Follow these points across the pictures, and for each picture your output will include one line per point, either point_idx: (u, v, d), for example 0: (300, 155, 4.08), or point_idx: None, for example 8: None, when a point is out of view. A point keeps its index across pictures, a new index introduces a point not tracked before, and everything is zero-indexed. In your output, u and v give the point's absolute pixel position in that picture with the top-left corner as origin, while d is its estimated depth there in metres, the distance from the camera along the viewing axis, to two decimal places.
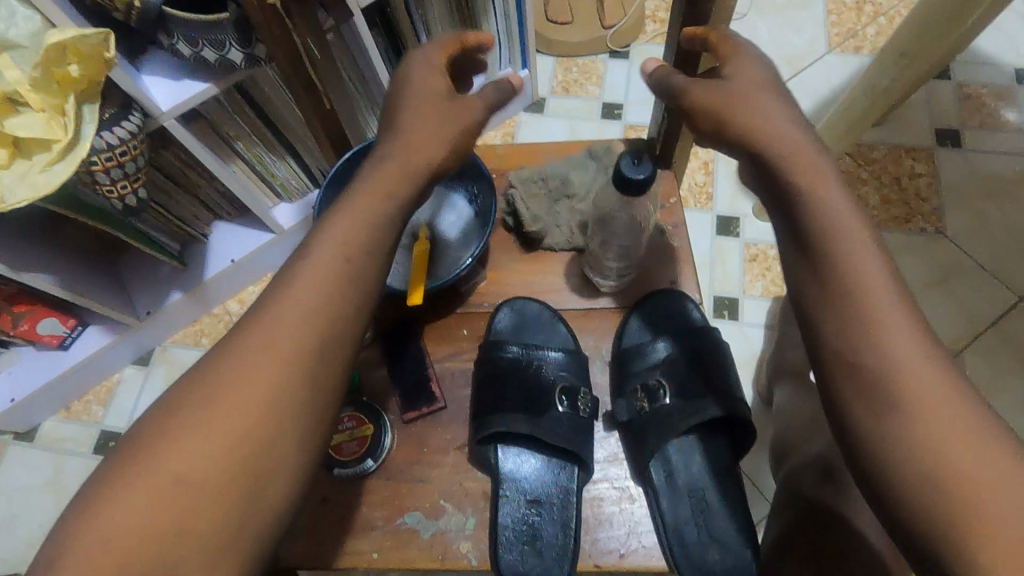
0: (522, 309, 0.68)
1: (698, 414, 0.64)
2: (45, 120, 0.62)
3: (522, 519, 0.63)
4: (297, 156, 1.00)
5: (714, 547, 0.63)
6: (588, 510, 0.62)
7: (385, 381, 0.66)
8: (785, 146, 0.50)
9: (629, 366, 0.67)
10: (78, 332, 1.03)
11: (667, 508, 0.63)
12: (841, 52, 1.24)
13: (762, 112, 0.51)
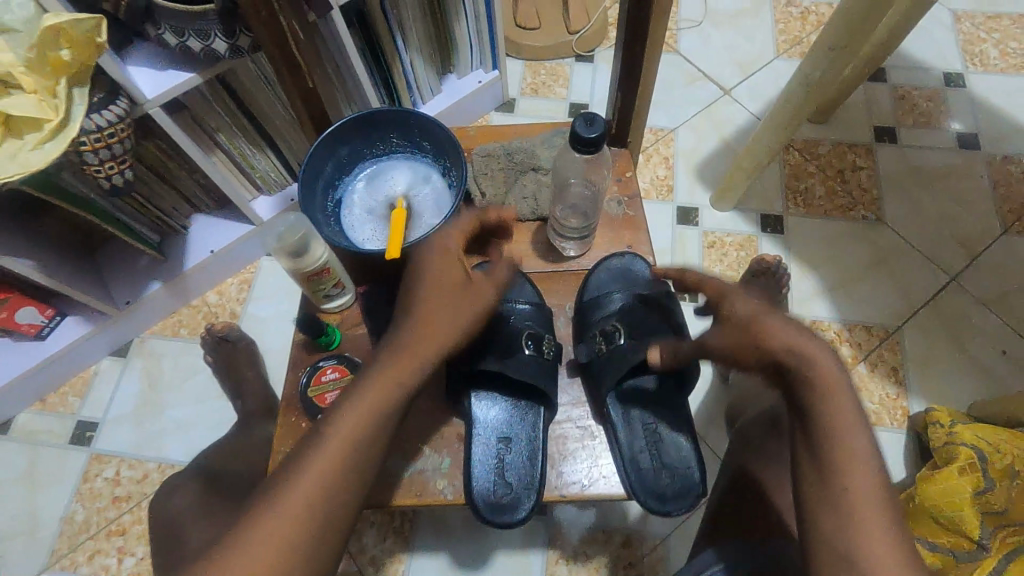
0: None
1: (648, 348, 0.67)
2: (37, 101, 0.65)
3: (493, 456, 0.67)
4: (275, 148, 1.04)
5: (667, 474, 0.68)
6: (554, 447, 0.68)
7: None
8: (797, 359, 0.55)
9: (589, 318, 0.72)
10: (55, 322, 1.04)
11: (625, 441, 0.68)
12: (789, 58, 1.33)
13: (781, 336, 0.56)
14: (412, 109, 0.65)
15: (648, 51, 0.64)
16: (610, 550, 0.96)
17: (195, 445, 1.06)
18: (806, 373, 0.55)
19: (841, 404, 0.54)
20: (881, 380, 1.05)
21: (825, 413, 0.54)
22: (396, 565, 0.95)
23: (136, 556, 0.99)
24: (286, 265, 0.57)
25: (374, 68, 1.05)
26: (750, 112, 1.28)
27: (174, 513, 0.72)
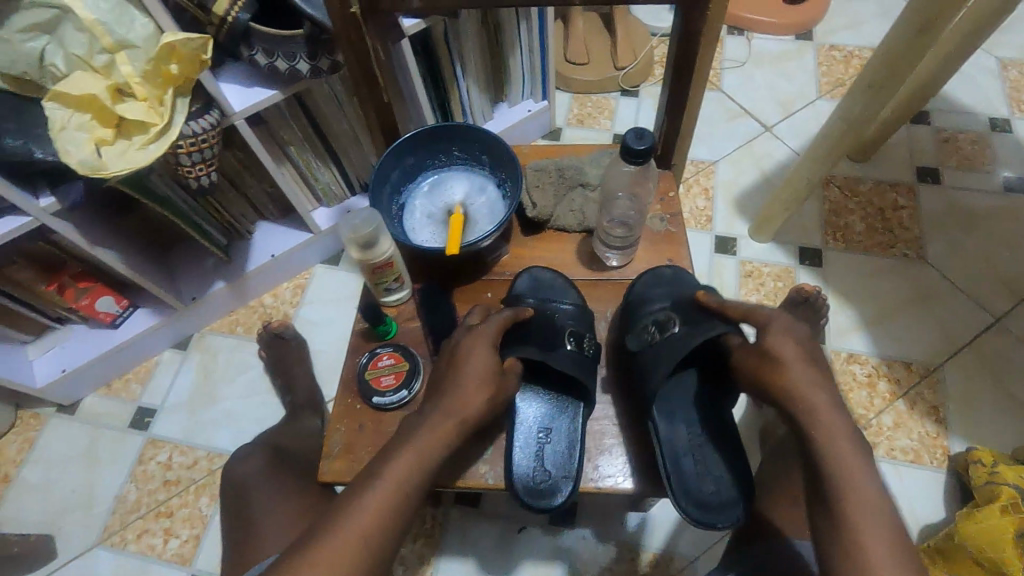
0: (540, 275, 0.75)
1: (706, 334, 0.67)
2: (146, 107, 0.75)
3: (532, 447, 0.70)
4: (339, 162, 1.13)
5: (709, 482, 0.67)
6: (591, 442, 0.71)
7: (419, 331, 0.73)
8: (803, 404, 0.61)
9: (639, 313, 0.73)
10: (128, 313, 1.13)
11: (669, 442, 0.68)
12: (831, 98, 1.37)
13: (793, 377, 0.62)
14: (475, 126, 0.71)
15: (694, 79, 0.69)
16: (637, 569, 0.96)
17: (242, 436, 1.12)
18: (811, 410, 0.60)
19: (846, 442, 0.58)
20: (920, 418, 1.03)
21: (829, 453, 0.58)
22: (424, 567, 0.98)
23: (181, 538, 1.04)
24: (355, 256, 0.63)
25: (434, 93, 1.13)
26: (790, 148, 1.31)
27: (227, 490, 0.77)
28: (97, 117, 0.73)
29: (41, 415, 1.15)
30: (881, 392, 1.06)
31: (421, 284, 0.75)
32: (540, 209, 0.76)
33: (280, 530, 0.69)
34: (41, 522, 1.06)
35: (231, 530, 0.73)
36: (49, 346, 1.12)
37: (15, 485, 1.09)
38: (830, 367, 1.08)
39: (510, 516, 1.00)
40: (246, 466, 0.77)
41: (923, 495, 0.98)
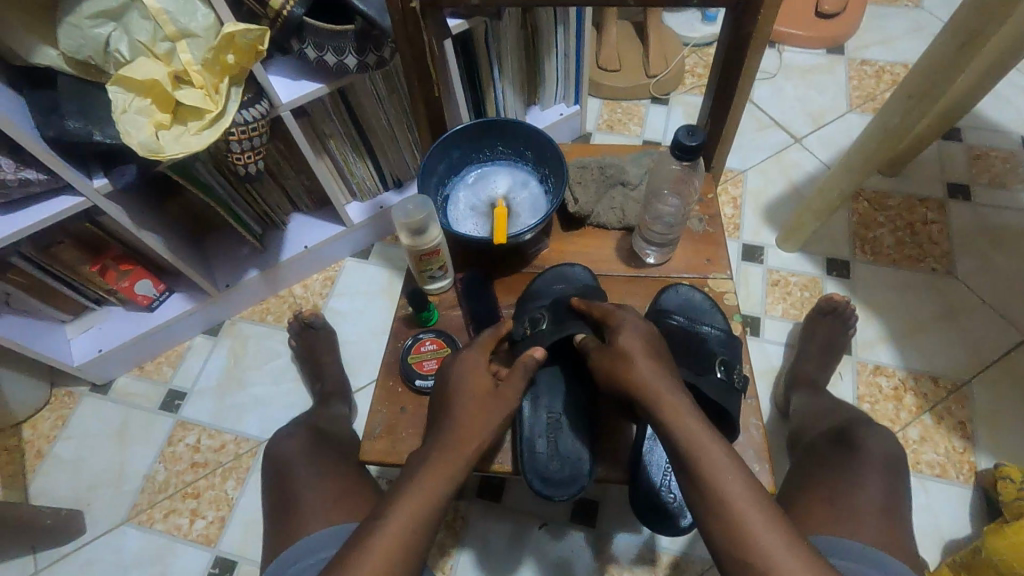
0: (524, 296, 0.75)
1: (563, 333, 0.66)
2: (203, 94, 0.77)
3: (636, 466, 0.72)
4: (375, 158, 1.15)
5: (554, 463, 0.69)
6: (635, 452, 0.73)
7: (459, 319, 0.75)
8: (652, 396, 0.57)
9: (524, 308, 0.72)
10: (164, 297, 1.16)
11: (530, 419, 0.72)
12: (861, 112, 1.37)
13: (639, 374, 0.58)
14: (521, 122, 0.74)
15: (738, 81, 0.71)
16: (658, 572, 0.96)
17: (270, 422, 1.14)
18: (656, 402, 0.56)
19: (689, 419, 0.55)
20: (947, 432, 1.03)
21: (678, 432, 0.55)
22: (446, 560, 0.98)
23: (206, 519, 1.06)
24: (406, 242, 0.66)
25: (471, 93, 1.15)
26: (820, 160, 1.31)
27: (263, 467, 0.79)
28: (157, 102, 0.76)
29: (74, 392, 1.18)
30: (907, 405, 1.05)
31: (463, 273, 0.76)
32: (581, 204, 0.78)
33: (316, 508, 0.71)
34: (71, 496, 1.09)
35: (269, 506, 0.74)
36: (87, 326, 1.15)
37: (48, 460, 1.12)
38: (856, 377, 1.08)
39: (532, 512, 1.01)
40: (283, 446, 0.80)
41: (948, 510, 0.97)
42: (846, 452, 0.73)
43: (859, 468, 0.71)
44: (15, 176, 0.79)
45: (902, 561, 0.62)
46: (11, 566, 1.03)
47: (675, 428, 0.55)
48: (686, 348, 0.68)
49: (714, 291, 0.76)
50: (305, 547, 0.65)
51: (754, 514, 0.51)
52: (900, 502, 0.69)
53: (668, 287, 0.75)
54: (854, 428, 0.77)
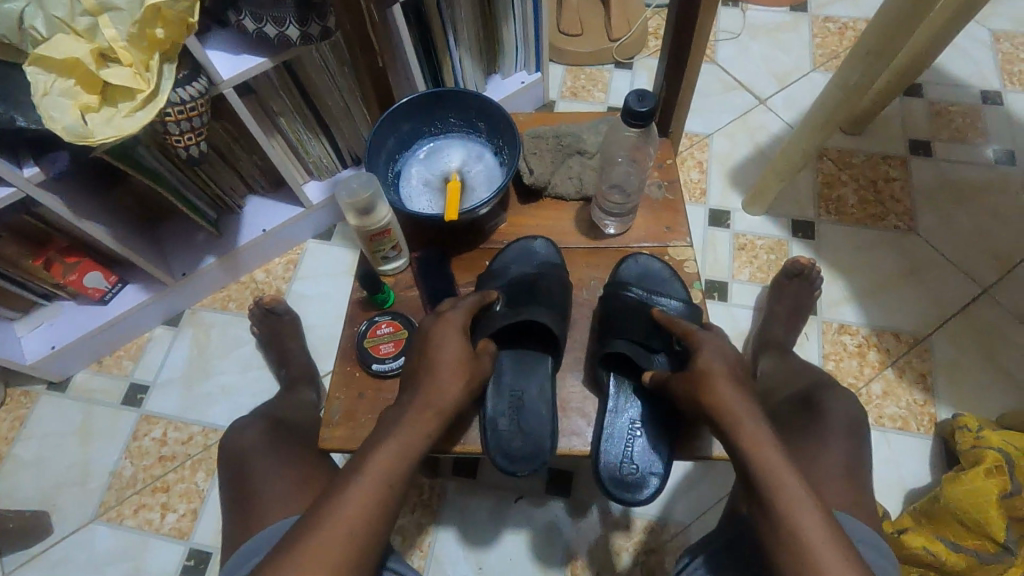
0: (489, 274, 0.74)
1: (515, 317, 0.65)
2: (132, 73, 0.72)
3: (615, 440, 0.68)
4: (330, 135, 1.11)
5: (519, 437, 0.67)
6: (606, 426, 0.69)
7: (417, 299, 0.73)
8: (727, 419, 0.58)
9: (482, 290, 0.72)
10: (117, 288, 1.11)
11: (490, 399, 0.69)
12: (825, 70, 1.36)
13: (720, 397, 0.59)
14: (472, 92, 0.71)
15: (693, 42, 0.69)
16: (633, 537, 0.98)
17: (238, 412, 1.12)
18: (723, 411, 0.58)
19: (749, 423, 0.57)
20: (909, 386, 1.05)
21: (737, 435, 0.57)
22: (423, 538, 0.99)
23: (178, 512, 1.04)
24: (354, 222, 0.63)
25: (426, 62, 1.11)
26: (784, 121, 1.31)
27: (226, 460, 0.77)
28: (82, 82, 0.71)
29: (30, 392, 1.14)
30: (871, 361, 1.07)
31: (419, 252, 0.74)
32: (538, 175, 0.75)
33: (279, 500, 0.70)
34: (36, 497, 1.06)
35: (231, 500, 0.73)
36: (37, 323, 1.10)
37: (8, 461, 1.09)
38: (821, 337, 1.10)
39: (507, 486, 1.01)
40: (243, 437, 0.78)
41: (910, 461, 1.00)
42: (810, 417, 0.74)
43: (821, 433, 0.72)
44: None
45: (862, 518, 0.64)
46: None
47: (734, 429, 0.57)
48: (642, 318, 0.69)
49: (675, 259, 0.76)
50: (268, 538, 0.64)
51: (817, 534, 0.53)
52: (860, 461, 0.70)
53: (626, 258, 0.74)
54: (817, 391, 0.77)
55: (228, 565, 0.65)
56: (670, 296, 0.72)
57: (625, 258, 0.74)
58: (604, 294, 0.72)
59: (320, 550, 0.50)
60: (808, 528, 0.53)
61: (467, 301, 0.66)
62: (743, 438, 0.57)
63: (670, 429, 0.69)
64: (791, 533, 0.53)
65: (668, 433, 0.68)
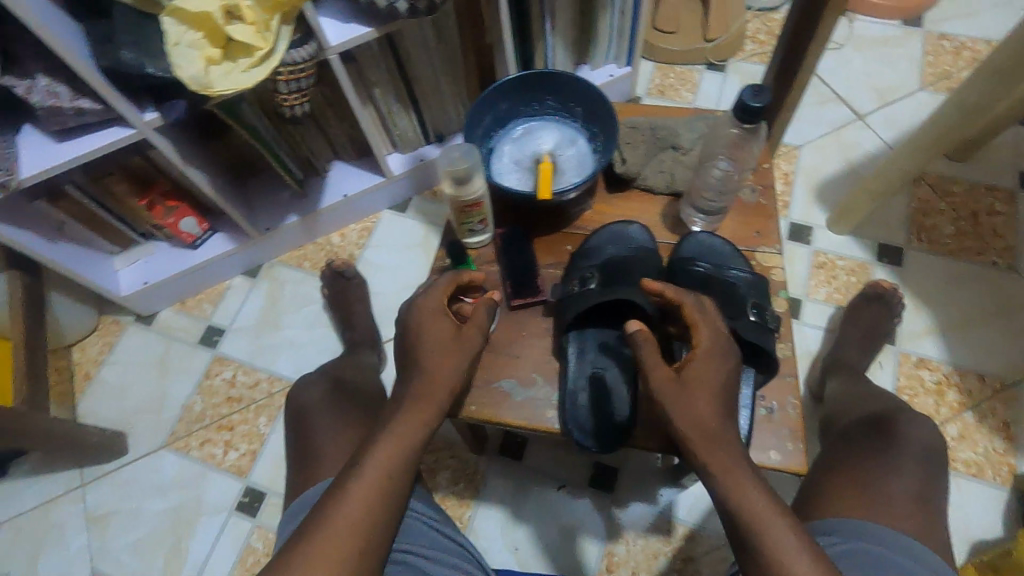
0: (581, 248, 0.73)
1: (610, 296, 0.64)
2: (254, 31, 0.76)
3: None
4: (418, 110, 1.13)
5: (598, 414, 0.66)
6: None
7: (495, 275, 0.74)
8: (702, 435, 0.56)
9: (575, 268, 0.71)
10: (208, 235, 1.18)
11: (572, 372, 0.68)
12: (933, 91, 1.29)
13: (698, 405, 0.56)
14: (575, 76, 0.71)
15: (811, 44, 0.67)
16: (672, 543, 0.97)
17: (302, 365, 1.17)
18: (694, 399, 0.57)
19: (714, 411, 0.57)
20: (987, 432, 0.99)
21: (699, 421, 0.56)
22: (464, 510, 1.01)
23: (239, 451, 1.11)
24: (449, 191, 0.65)
25: (521, 45, 1.11)
26: (882, 140, 1.24)
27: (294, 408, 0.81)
28: (209, 36, 0.75)
29: (120, 322, 1.23)
30: (949, 402, 1.01)
31: (503, 229, 0.75)
32: (629, 164, 0.74)
33: (336, 455, 0.73)
34: (116, 418, 1.15)
35: (294, 449, 0.77)
36: (135, 258, 1.19)
37: (94, 383, 1.18)
38: (896, 368, 1.04)
39: (551, 474, 1.02)
40: (306, 392, 0.82)
41: (980, 511, 0.95)
42: (883, 439, 0.68)
43: (895, 455, 0.66)
44: (71, 105, 0.81)
45: (931, 549, 0.59)
46: (58, 477, 1.10)
47: (696, 416, 0.56)
48: (717, 294, 0.66)
49: (761, 266, 0.72)
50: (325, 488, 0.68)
51: (801, 566, 0.49)
52: (934, 494, 0.64)
53: (686, 236, 0.72)
54: (892, 414, 0.72)
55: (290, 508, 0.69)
56: (735, 267, 0.69)
57: (720, 240, 0.71)
58: (669, 272, 0.70)
59: (345, 524, 0.53)
60: (793, 561, 0.49)
61: (442, 282, 0.67)
62: (701, 425, 0.56)
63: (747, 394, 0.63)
64: (749, 529, 0.52)
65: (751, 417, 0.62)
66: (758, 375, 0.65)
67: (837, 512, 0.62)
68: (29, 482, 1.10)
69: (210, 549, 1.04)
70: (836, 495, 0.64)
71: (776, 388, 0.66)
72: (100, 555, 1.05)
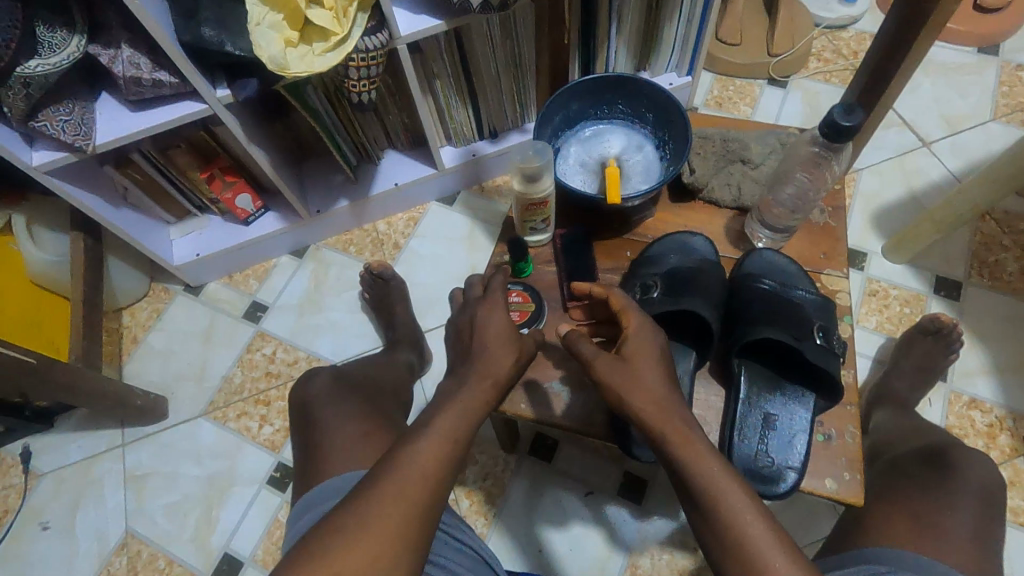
0: (642, 254, 0.72)
1: (675, 306, 0.63)
2: (332, 16, 0.78)
3: (754, 435, 0.63)
4: (476, 105, 1.14)
5: None
6: (745, 418, 0.63)
7: (552, 276, 0.74)
8: (649, 400, 0.56)
9: (636, 274, 0.70)
10: (260, 213, 1.20)
11: None
12: (1006, 123, 1.24)
13: (640, 378, 0.57)
14: (650, 83, 0.71)
15: (903, 60, 0.66)
16: (698, 561, 0.95)
17: (341, 347, 1.19)
18: (632, 376, 0.57)
19: (655, 387, 0.56)
20: None
21: (636, 398, 0.56)
22: (490, 506, 1.01)
23: (274, 426, 1.13)
24: (518, 187, 0.65)
25: (585, 48, 1.11)
26: (947, 169, 1.20)
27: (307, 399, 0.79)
28: (289, 18, 0.78)
29: (169, 290, 1.26)
30: (1000, 446, 0.97)
31: (564, 230, 0.74)
32: (697, 175, 0.74)
33: (342, 453, 0.70)
34: (159, 383, 1.18)
35: (301, 447, 0.75)
36: (189, 230, 1.22)
37: (141, 347, 1.21)
38: (946, 406, 1.01)
39: (580, 479, 1.02)
40: (313, 387, 0.81)
41: None
42: (942, 473, 0.65)
43: (955, 491, 0.63)
44: (149, 75, 0.84)
45: None
46: (101, 434, 1.14)
47: (633, 395, 0.56)
48: (783, 311, 0.64)
49: (825, 289, 0.71)
50: (334, 487, 0.65)
51: (757, 529, 0.48)
52: (993, 534, 0.61)
53: (750, 252, 0.71)
54: (950, 449, 0.69)
55: (299, 505, 0.67)
56: (801, 288, 0.67)
57: (785, 260, 0.70)
58: (732, 287, 0.69)
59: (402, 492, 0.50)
60: (749, 524, 0.49)
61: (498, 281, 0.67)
62: (643, 403, 0.56)
63: (805, 419, 0.63)
64: (709, 507, 0.50)
65: (807, 445, 0.61)
66: (818, 400, 0.64)
67: (890, 541, 0.60)
68: (75, 436, 1.14)
69: (239, 520, 1.06)
70: (890, 527, 0.62)
71: (833, 415, 0.65)
72: (135, 514, 1.08)
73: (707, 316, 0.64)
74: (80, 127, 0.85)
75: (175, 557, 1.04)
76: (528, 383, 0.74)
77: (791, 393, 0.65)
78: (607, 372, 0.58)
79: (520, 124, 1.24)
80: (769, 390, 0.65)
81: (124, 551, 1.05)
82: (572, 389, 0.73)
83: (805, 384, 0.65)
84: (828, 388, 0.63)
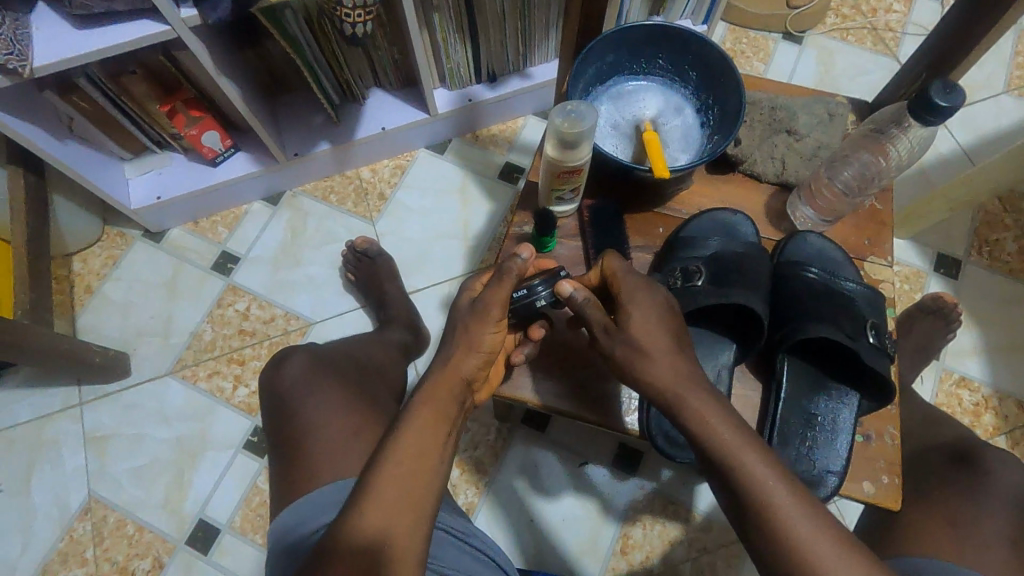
0: (682, 230, 0.69)
1: (724, 299, 0.61)
2: None
3: (799, 436, 0.63)
4: (476, 44, 1.02)
5: None
6: (785, 418, 0.64)
7: (579, 251, 0.68)
8: (666, 367, 0.53)
9: (676, 258, 0.66)
10: (229, 153, 1.08)
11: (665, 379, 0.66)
12: (1018, 96, 1.21)
13: (657, 355, 0.53)
14: (701, 39, 0.65)
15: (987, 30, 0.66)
16: (689, 531, 0.96)
17: (322, 305, 1.11)
18: (637, 345, 0.54)
19: (658, 355, 0.53)
20: None
21: (644, 368, 0.53)
22: (484, 476, 0.98)
23: (249, 388, 1.05)
24: (552, 153, 0.58)
25: None
26: (958, 142, 1.17)
27: (286, 383, 0.72)
28: None
29: (126, 235, 1.14)
30: (985, 424, 1.00)
31: (592, 201, 0.69)
32: (742, 147, 0.71)
33: (330, 454, 0.65)
34: (118, 336, 1.08)
35: (277, 442, 0.69)
36: (147, 169, 1.08)
37: (96, 297, 1.10)
38: (936, 385, 1.02)
39: (574, 450, 1.00)
40: (285, 372, 0.73)
41: None
42: (969, 478, 0.68)
43: (982, 497, 0.66)
44: None
45: None
46: (55, 392, 1.04)
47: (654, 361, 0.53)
48: (830, 303, 0.64)
49: (869, 276, 0.70)
50: (320, 503, 0.60)
51: (779, 495, 0.47)
52: None
53: (794, 236, 0.70)
54: (976, 449, 0.71)
55: (279, 523, 0.61)
56: (845, 277, 0.67)
57: (829, 244, 0.69)
58: (777, 275, 0.68)
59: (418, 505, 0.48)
60: (770, 483, 0.48)
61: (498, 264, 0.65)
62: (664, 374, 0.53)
63: (849, 419, 0.63)
64: (734, 475, 0.49)
65: (848, 449, 0.61)
66: (862, 402, 0.64)
67: (925, 550, 0.63)
68: (24, 393, 1.04)
69: (213, 486, 1.00)
70: (924, 534, 0.65)
71: (873, 415, 0.65)
72: (97, 477, 1.01)
73: (757, 312, 0.61)
74: (13, 44, 0.71)
75: (145, 523, 0.99)
76: (548, 366, 0.70)
77: (834, 393, 0.65)
78: (607, 336, 0.56)
79: (521, 68, 1.13)
80: (810, 391, 0.65)
81: (88, 515, 0.99)
82: (597, 375, 0.69)
83: (847, 381, 0.65)
84: (868, 387, 0.64)
